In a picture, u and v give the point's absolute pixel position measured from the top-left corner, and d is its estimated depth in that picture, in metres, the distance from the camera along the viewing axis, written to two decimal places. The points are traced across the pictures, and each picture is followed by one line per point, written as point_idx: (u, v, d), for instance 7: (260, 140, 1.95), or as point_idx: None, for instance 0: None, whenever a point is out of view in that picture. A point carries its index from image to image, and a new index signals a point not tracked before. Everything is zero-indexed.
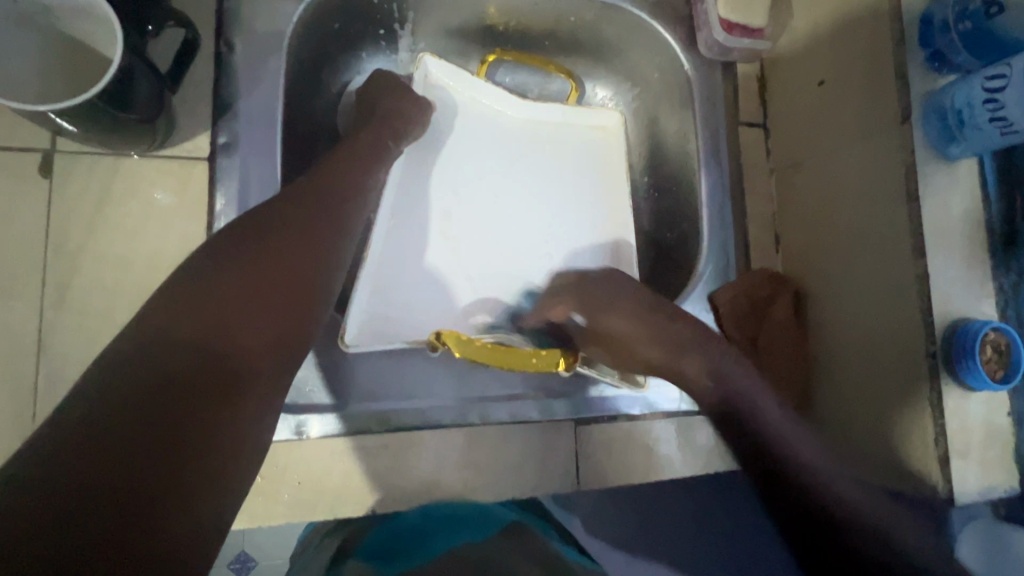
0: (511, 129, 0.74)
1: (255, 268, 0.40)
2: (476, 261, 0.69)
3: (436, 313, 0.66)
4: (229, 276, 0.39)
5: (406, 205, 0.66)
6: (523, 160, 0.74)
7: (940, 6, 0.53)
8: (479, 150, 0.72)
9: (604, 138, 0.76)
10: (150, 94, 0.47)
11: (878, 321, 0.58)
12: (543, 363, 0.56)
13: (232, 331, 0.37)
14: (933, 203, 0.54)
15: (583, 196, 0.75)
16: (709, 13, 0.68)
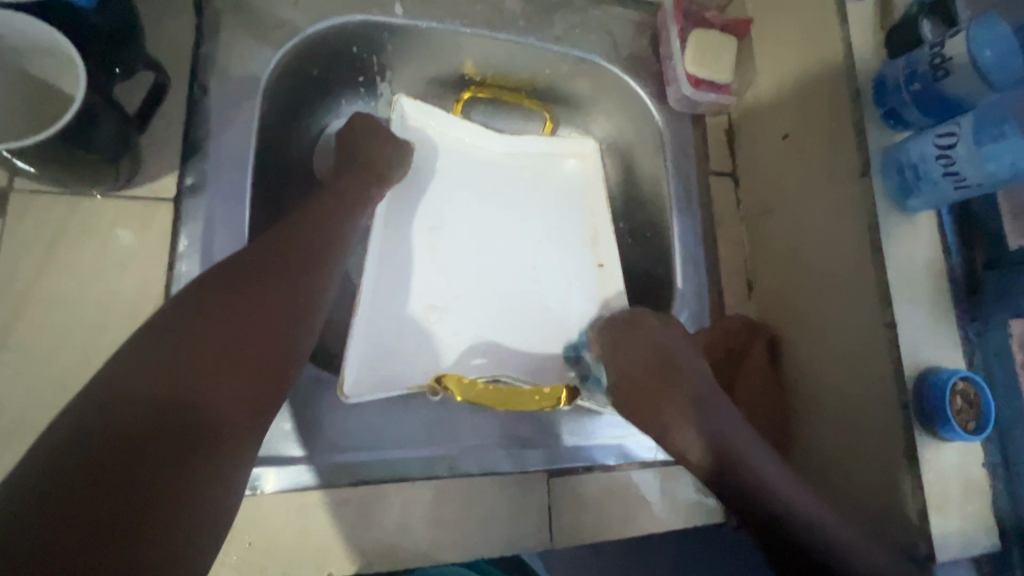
0: (494, 169, 0.74)
1: (235, 309, 0.39)
2: (462, 301, 0.68)
3: (427, 356, 0.64)
4: (201, 323, 0.37)
5: (391, 247, 0.65)
6: (506, 202, 0.74)
7: (891, 69, 0.56)
8: (465, 191, 0.72)
9: (583, 178, 0.76)
10: (113, 133, 0.46)
11: (851, 368, 0.58)
12: (545, 401, 0.54)
13: (209, 371, 0.36)
14: (896, 254, 0.55)
15: (564, 234, 0.74)
16: (677, 69, 0.71)
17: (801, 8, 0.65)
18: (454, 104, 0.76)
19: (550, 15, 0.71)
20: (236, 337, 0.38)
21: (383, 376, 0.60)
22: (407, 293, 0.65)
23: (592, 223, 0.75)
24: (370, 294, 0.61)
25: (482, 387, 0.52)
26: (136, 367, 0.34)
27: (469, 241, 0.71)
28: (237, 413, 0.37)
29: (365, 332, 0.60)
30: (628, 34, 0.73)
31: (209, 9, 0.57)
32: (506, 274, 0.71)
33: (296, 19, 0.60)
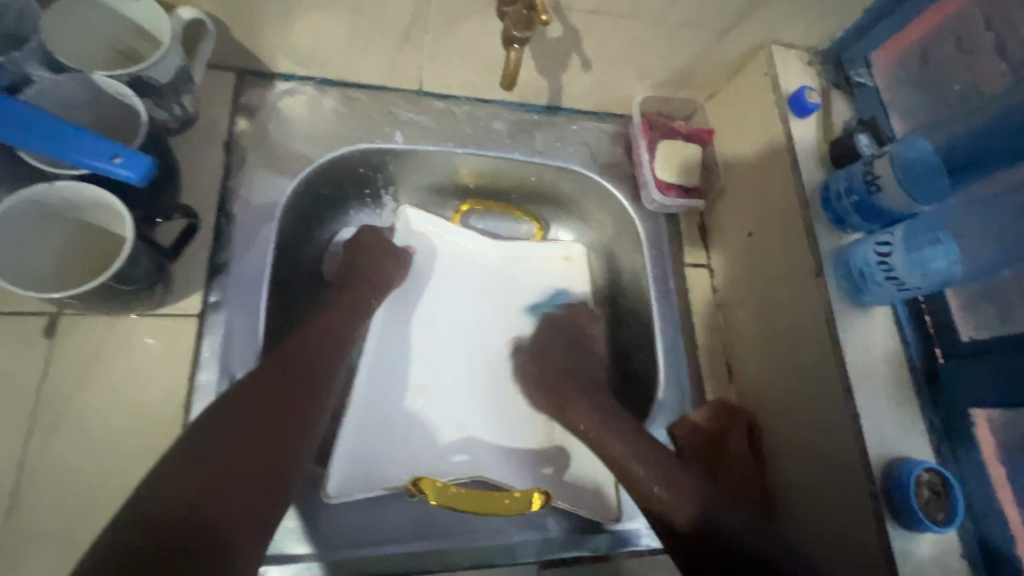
0: (482, 269, 0.82)
1: (258, 415, 0.52)
2: (449, 395, 0.73)
3: (414, 451, 0.69)
4: (216, 442, 0.48)
5: (388, 345, 0.73)
6: (495, 296, 0.81)
7: (833, 180, 0.63)
8: (454, 293, 0.79)
9: (569, 273, 0.83)
10: (150, 267, 0.54)
11: (820, 458, 0.60)
12: (517, 504, 0.56)
13: (220, 479, 0.46)
14: (853, 348, 0.60)
15: None
16: (647, 176, 0.78)
17: (753, 123, 0.73)
18: (453, 213, 0.84)
19: (532, 133, 0.80)
20: (243, 447, 0.49)
21: (375, 469, 0.66)
22: (397, 388, 0.71)
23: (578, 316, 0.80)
24: (361, 394, 0.68)
25: (455, 491, 0.56)
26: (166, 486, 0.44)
27: (457, 337, 0.77)
28: (246, 513, 0.46)
29: (360, 428, 0.66)
30: (604, 145, 0.82)
31: (236, 150, 0.67)
32: (491, 368, 0.76)
33: (310, 152, 0.70)
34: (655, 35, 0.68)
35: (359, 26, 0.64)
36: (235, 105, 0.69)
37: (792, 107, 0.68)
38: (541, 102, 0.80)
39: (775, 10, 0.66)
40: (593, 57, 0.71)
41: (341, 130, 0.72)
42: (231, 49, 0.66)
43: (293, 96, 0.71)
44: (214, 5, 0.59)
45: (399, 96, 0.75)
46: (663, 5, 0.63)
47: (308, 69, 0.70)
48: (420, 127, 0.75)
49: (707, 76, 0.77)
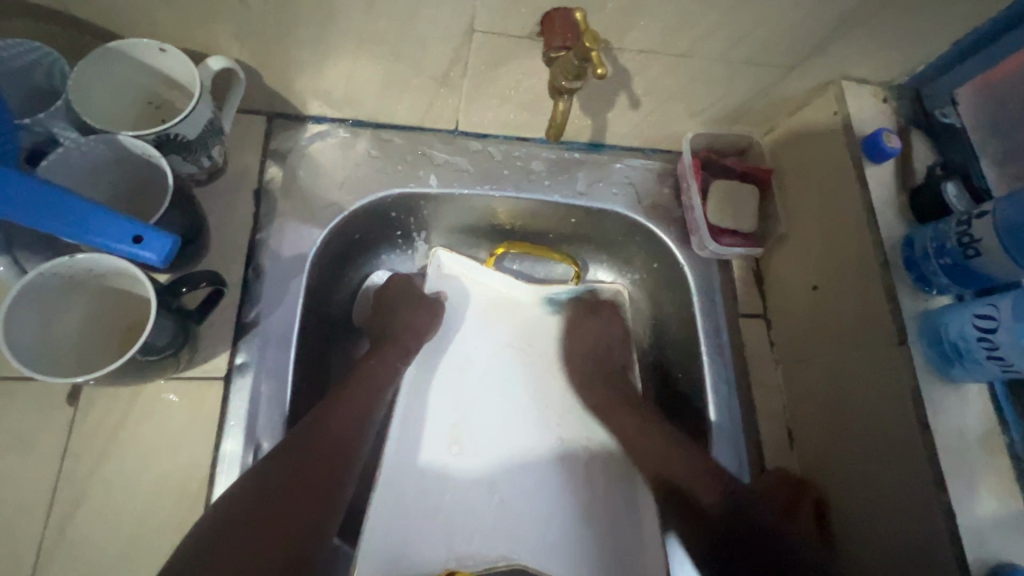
0: (518, 317, 0.77)
1: (299, 474, 0.51)
2: (483, 454, 0.70)
3: (451, 516, 0.66)
4: (281, 463, 0.51)
5: (420, 397, 0.70)
6: (532, 343, 0.76)
7: (919, 235, 0.56)
8: (487, 342, 0.75)
9: None
10: (173, 332, 0.51)
11: (897, 545, 0.55)
12: None
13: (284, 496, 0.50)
14: (946, 430, 0.53)
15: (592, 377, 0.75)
16: (698, 221, 0.72)
17: (819, 165, 0.66)
18: (488, 255, 0.80)
19: (573, 172, 0.75)
20: (303, 468, 0.51)
21: (411, 532, 0.64)
22: (429, 450, 0.68)
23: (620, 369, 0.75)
24: (392, 458, 0.66)
25: None
26: (241, 498, 0.48)
27: (491, 390, 0.73)
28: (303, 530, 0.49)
29: (391, 492, 0.65)
30: (650, 185, 0.77)
31: (266, 198, 0.64)
32: (528, 426, 0.72)
33: (341, 198, 0.67)
34: (713, 73, 0.63)
35: (395, 70, 0.60)
36: (266, 150, 0.66)
37: (868, 150, 0.61)
38: (583, 139, 0.74)
39: (850, 44, 0.59)
40: (643, 96, 0.66)
41: (374, 175, 0.69)
42: (262, 94, 0.63)
43: (325, 139, 0.68)
44: (245, 53, 0.56)
45: (433, 136, 0.71)
46: (725, 43, 0.58)
47: (340, 111, 0.67)
48: (456, 169, 0.71)
49: (767, 111, 0.71)
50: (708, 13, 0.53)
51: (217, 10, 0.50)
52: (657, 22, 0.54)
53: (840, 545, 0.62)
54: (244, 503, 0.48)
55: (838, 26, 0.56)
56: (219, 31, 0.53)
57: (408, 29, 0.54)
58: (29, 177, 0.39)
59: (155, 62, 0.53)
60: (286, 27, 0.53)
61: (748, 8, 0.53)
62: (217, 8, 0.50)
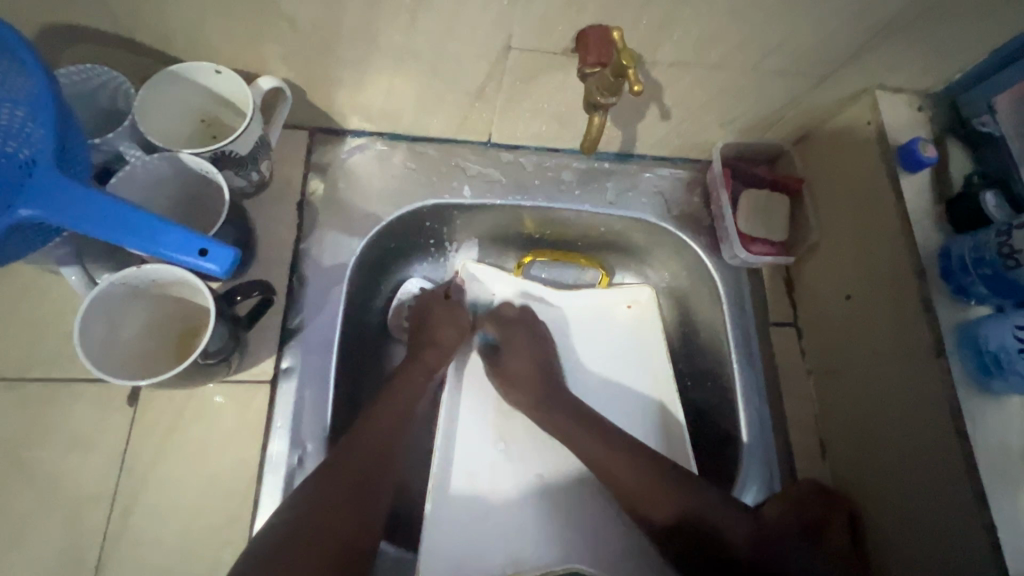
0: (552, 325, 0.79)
1: (343, 487, 0.53)
2: (525, 466, 0.69)
3: (497, 530, 0.65)
4: (321, 493, 0.52)
5: (460, 403, 0.71)
6: (567, 348, 0.79)
7: (956, 244, 0.56)
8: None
9: (643, 329, 0.79)
10: (227, 338, 0.54)
11: (936, 557, 0.55)
12: None
13: (319, 527, 0.50)
14: (985, 441, 0.53)
15: (623, 384, 0.77)
16: (729, 229, 0.73)
17: (851, 174, 0.66)
18: (515, 265, 0.83)
19: (602, 182, 0.76)
20: (340, 497, 0.53)
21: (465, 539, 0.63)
22: (472, 462, 0.68)
23: (651, 369, 0.77)
24: (438, 470, 0.66)
25: None
26: (281, 526, 0.50)
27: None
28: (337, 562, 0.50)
29: (442, 498, 0.64)
30: (679, 194, 0.77)
31: (308, 208, 0.67)
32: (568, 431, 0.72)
33: (379, 208, 0.69)
34: (745, 83, 0.63)
35: (432, 86, 0.62)
36: (308, 164, 0.69)
37: (902, 159, 0.61)
38: (612, 150, 0.76)
39: (883, 55, 0.59)
40: (673, 106, 0.67)
41: (410, 186, 0.71)
42: (306, 110, 0.66)
43: (363, 152, 0.71)
44: (293, 72, 0.59)
45: (466, 148, 0.73)
46: (758, 54, 0.58)
47: (378, 125, 0.69)
48: (488, 180, 0.73)
49: (797, 120, 0.71)
50: (741, 26, 0.54)
51: (270, 33, 0.53)
52: (690, 35, 0.55)
53: (874, 560, 0.61)
54: (283, 532, 0.49)
55: (872, 37, 0.57)
56: (271, 53, 0.56)
57: (450, 48, 0.56)
58: (102, 194, 0.42)
59: (210, 83, 0.56)
60: (333, 48, 0.56)
61: (782, 20, 0.54)
62: (271, 33, 0.53)
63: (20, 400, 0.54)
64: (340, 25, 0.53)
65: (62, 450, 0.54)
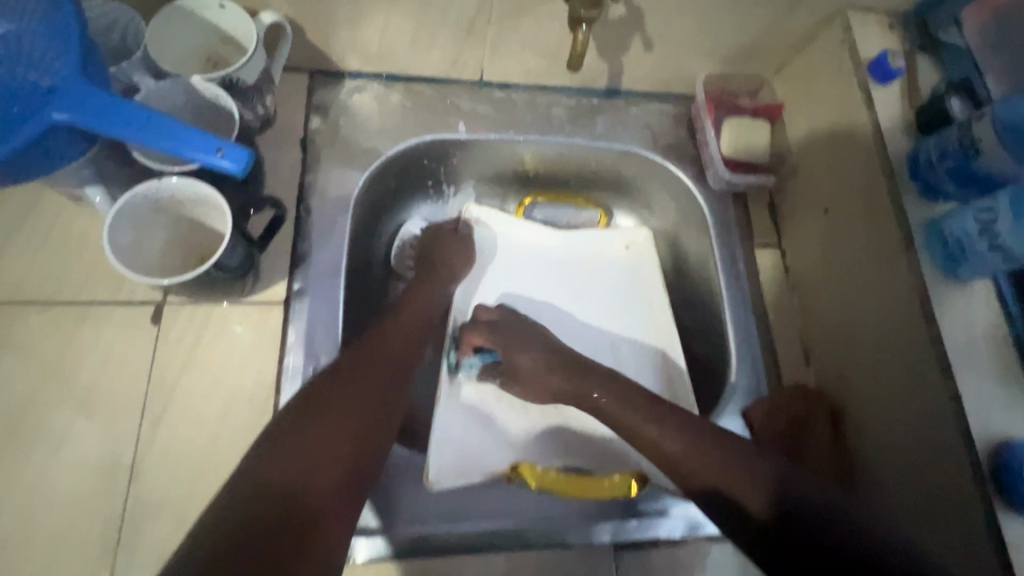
0: (547, 258, 0.81)
1: (337, 403, 0.49)
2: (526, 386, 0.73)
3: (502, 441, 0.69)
4: (318, 401, 0.49)
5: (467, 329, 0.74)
6: (569, 279, 0.80)
7: (923, 146, 0.60)
8: (525, 285, 0.79)
9: (639, 260, 0.81)
10: (243, 258, 0.58)
11: (910, 439, 0.58)
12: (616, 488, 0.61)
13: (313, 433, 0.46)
14: (952, 325, 0.56)
15: (622, 313, 0.79)
16: (714, 155, 0.76)
17: (828, 95, 0.70)
18: (517, 207, 0.86)
19: (592, 118, 0.79)
20: (340, 405, 0.49)
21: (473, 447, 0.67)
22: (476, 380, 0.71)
23: (648, 298, 0.79)
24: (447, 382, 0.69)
25: (554, 476, 0.60)
26: (277, 431, 0.46)
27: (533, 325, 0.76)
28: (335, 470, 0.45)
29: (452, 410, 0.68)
30: (667, 126, 0.80)
31: (311, 146, 0.70)
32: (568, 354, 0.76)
33: (378, 144, 0.73)
34: (723, 8, 0.66)
35: (424, 19, 0.65)
36: (309, 104, 0.72)
37: (874, 73, 0.64)
38: (600, 86, 0.79)
39: None
40: (656, 35, 0.70)
41: (407, 124, 0.74)
42: (305, 51, 0.69)
43: (362, 92, 0.74)
44: (291, 8, 0.62)
45: (460, 87, 0.76)
46: None
47: (374, 65, 0.72)
48: (481, 116, 0.76)
49: (776, 48, 0.74)
50: None
51: None
52: None
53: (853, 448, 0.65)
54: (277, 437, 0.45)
55: None
56: None
57: None
58: (121, 99, 0.45)
59: (214, 17, 0.59)
60: None
61: None
62: None
63: (54, 320, 0.58)
64: None
65: (94, 364, 0.58)
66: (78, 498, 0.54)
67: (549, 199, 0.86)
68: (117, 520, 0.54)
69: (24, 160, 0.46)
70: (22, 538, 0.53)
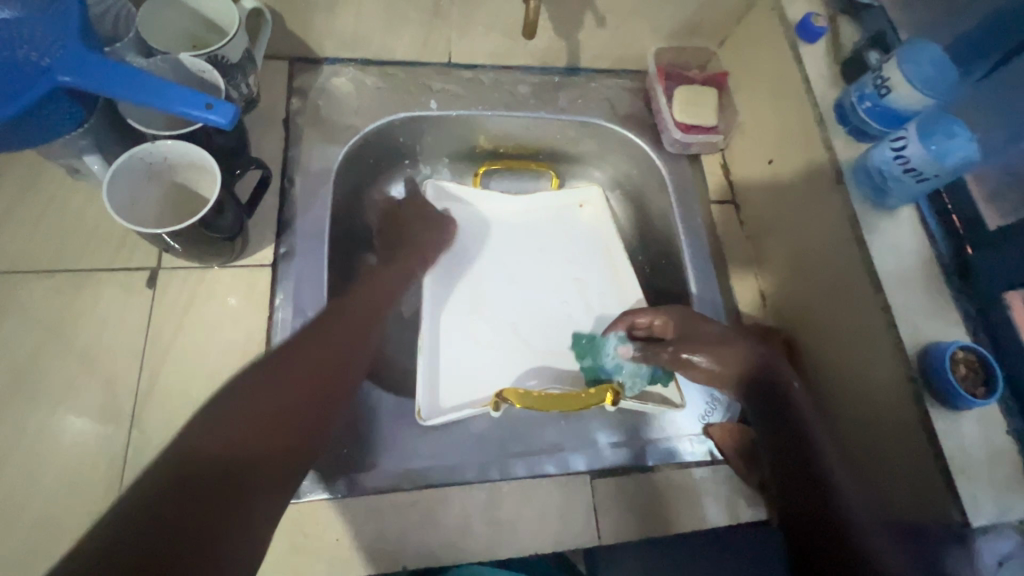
0: (513, 227, 0.85)
1: (301, 368, 0.53)
2: (499, 339, 0.78)
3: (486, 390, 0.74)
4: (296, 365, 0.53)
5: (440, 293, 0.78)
6: (534, 241, 0.85)
7: (845, 94, 0.66)
8: (493, 252, 0.83)
9: (597, 217, 0.86)
10: (234, 221, 0.62)
11: (851, 356, 0.64)
12: (594, 398, 0.65)
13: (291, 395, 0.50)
14: (881, 246, 0.61)
15: (585, 267, 0.84)
16: (668, 121, 0.83)
17: (765, 59, 0.77)
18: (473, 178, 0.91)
19: (554, 94, 0.85)
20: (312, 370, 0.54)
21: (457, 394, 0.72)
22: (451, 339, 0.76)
23: (608, 249, 0.84)
24: (424, 341, 0.73)
25: (536, 395, 0.65)
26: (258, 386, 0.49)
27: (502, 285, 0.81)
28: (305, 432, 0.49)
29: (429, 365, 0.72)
30: (624, 99, 0.87)
31: (294, 125, 0.76)
32: (536, 311, 0.81)
33: (356, 122, 0.78)
34: None
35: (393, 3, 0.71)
36: (291, 88, 0.77)
37: (801, 34, 0.71)
38: (561, 64, 0.86)
39: None
40: (606, 11, 0.77)
41: (382, 103, 0.80)
42: (286, 38, 0.75)
43: (339, 76, 0.80)
44: None
45: (431, 70, 0.83)
46: None
47: (350, 50, 0.78)
48: (451, 95, 0.82)
49: (717, 22, 0.81)
50: None
51: None
52: None
53: (807, 372, 0.70)
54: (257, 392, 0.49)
55: None
56: None
57: None
58: (109, 60, 0.50)
59: (198, 4, 0.65)
60: None
61: None
62: None
63: (56, 286, 0.62)
64: None
65: (94, 325, 0.62)
66: (81, 448, 0.58)
67: (507, 168, 0.92)
68: (119, 466, 0.58)
69: (32, 123, 0.50)
70: (28, 487, 0.56)
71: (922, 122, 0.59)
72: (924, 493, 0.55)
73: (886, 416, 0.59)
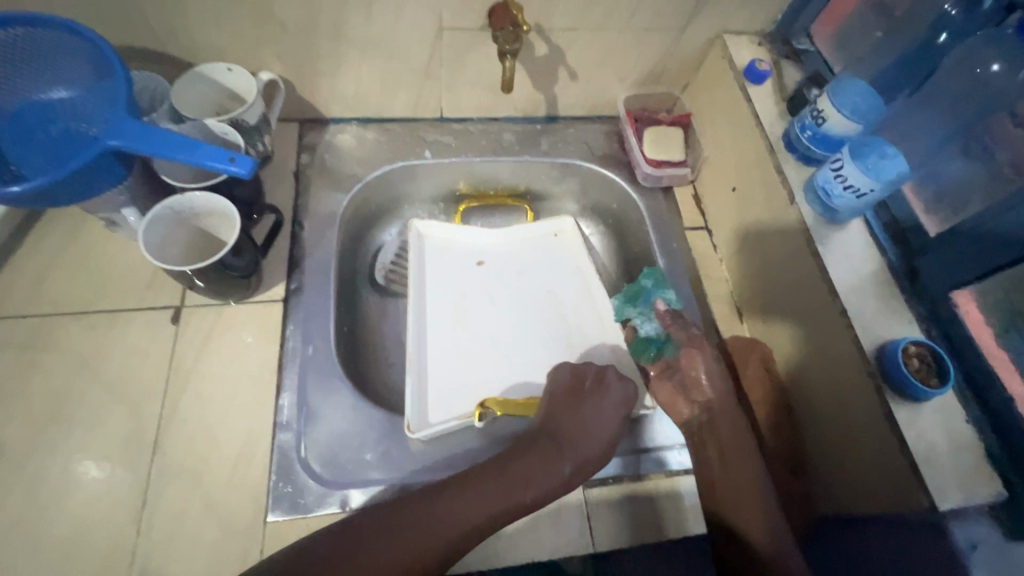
0: (490, 257, 0.91)
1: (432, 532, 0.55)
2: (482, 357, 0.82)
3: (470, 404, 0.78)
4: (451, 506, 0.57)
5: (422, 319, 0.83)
6: (511, 268, 0.91)
7: (791, 127, 0.75)
8: (471, 279, 0.89)
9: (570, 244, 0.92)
10: (251, 260, 0.70)
11: (819, 360, 0.68)
12: None
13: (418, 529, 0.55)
14: (833, 257, 0.68)
15: (562, 288, 0.89)
16: (639, 158, 0.91)
17: (721, 99, 0.86)
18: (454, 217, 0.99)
19: (537, 140, 0.95)
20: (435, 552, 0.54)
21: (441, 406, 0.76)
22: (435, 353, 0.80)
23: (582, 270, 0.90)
24: (411, 347, 0.79)
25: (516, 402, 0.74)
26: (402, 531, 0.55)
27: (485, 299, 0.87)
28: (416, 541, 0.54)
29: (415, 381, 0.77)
30: (600, 141, 0.96)
31: (304, 177, 0.85)
32: (518, 325, 0.85)
33: (359, 172, 0.87)
34: (626, 41, 0.84)
35: (391, 69, 0.82)
36: (301, 145, 0.87)
37: (749, 77, 0.80)
38: (541, 114, 0.96)
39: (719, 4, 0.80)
40: (578, 67, 0.87)
41: (383, 154, 0.89)
42: (297, 103, 0.86)
43: (344, 133, 0.90)
44: (285, 68, 0.79)
45: (425, 125, 0.93)
46: (625, 14, 0.79)
47: (353, 111, 0.89)
48: (445, 145, 0.92)
49: (677, 70, 0.91)
50: None
51: (265, 36, 0.74)
52: (572, 2, 0.76)
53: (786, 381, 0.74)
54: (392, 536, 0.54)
55: None
56: (268, 53, 0.76)
57: (396, 35, 0.77)
58: (141, 124, 0.59)
59: (222, 79, 0.76)
60: (312, 44, 0.76)
61: None
62: (266, 37, 0.74)
63: (90, 325, 0.69)
64: (314, 24, 0.73)
65: (123, 359, 0.68)
66: (108, 472, 0.63)
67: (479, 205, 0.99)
68: (141, 487, 0.62)
69: (83, 183, 0.59)
70: (59, 509, 0.61)
71: (854, 146, 0.66)
72: (894, 484, 0.58)
73: (854, 413, 0.63)
